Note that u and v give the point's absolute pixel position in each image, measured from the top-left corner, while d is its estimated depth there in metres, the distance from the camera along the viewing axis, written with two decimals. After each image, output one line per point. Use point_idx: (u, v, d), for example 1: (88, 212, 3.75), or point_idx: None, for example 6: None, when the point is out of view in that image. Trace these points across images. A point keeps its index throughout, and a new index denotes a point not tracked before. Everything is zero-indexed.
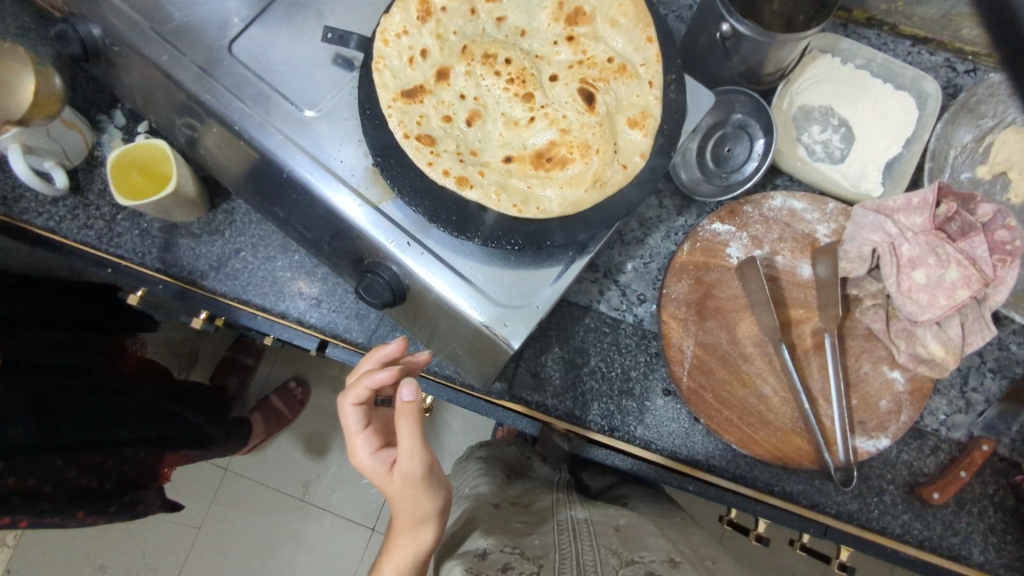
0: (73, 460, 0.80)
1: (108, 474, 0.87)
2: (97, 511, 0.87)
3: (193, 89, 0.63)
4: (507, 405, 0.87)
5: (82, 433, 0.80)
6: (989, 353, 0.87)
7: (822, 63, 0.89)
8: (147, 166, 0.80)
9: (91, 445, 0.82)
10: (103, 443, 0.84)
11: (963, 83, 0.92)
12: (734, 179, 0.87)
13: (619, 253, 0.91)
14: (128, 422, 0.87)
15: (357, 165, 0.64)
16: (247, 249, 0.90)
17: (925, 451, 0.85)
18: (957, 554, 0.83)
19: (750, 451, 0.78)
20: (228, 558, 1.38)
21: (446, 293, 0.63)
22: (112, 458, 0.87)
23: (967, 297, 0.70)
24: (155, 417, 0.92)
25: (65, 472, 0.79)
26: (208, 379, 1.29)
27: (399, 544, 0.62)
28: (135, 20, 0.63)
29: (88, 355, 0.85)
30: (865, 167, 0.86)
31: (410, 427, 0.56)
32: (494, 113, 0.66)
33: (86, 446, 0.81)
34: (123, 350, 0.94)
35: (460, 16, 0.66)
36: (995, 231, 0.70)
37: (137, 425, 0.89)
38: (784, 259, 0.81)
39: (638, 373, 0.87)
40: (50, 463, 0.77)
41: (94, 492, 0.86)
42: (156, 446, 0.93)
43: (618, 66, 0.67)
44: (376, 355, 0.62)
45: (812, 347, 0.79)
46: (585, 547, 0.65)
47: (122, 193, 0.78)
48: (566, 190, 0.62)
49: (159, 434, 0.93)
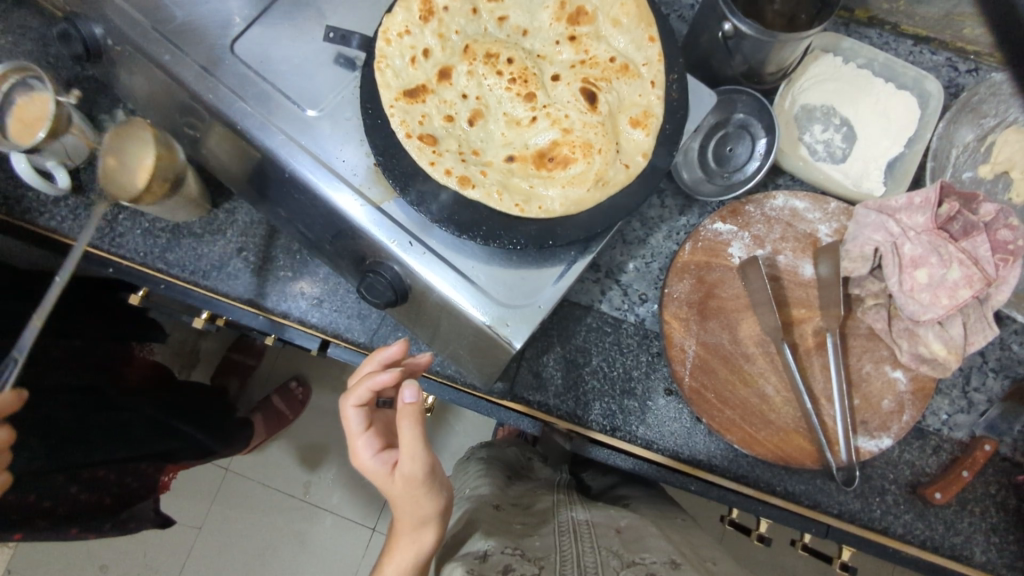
0: (75, 475, 0.81)
1: (111, 486, 0.89)
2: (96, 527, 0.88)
3: (195, 88, 0.63)
4: (508, 405, 0.87)
5: (86, 450, 0.81)
6: (991, 353, 0.87)
7: (824, 63, 0.89)
8: None
9: (91, 453, 0.82)
10: (106, 455, 0.84)
11: (965, 82, 0.92)
12: (736, 179, 0.86)
13: (620, 252, 0.91)
14: (124, 430, 0.87)
15: (359, 164, 0.64)
16: (249, 248, 0.90)
17: (927, 451, 0.85)
18: (959, 554, 0.83)
19: (752, 451, 0.78)
20: (228, 560, 1.38)
21: (448, 293, 0.62)
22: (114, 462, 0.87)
23: (969, 297, 0.70)
24: (149, 422, 0.92)
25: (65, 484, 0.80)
26: (210, 379, 1.30)
27: (401, 546, 0.62)
28: (136, 19, 0.63)
29: (101, 368, 0.85)
30: (867, 166, 0.86)
31: (412, 428, 0.56)
32: (496, 113, 0.66)
33: (85, 454, 0.81)
34: (134, 358, 0.94)
35: (462, 15, 0.66)
36: (998, 231, 0.71)
37: (134, 434, 0.89)
38: (786, 258, 0.81)
39: (640, 373, 0.87)
40: (52, 475, 0.77)
41: (93, 506, 0.86)
42: (153, 456, 0.94)
43: (620, 65, 0.67)
44: (378, 356, 0.62)
45: (813, 347, 0.79)
46: (586, 549, 0.65)
47: None
48: (568, 190, 0.62)
49: (161, 450, 0.95)
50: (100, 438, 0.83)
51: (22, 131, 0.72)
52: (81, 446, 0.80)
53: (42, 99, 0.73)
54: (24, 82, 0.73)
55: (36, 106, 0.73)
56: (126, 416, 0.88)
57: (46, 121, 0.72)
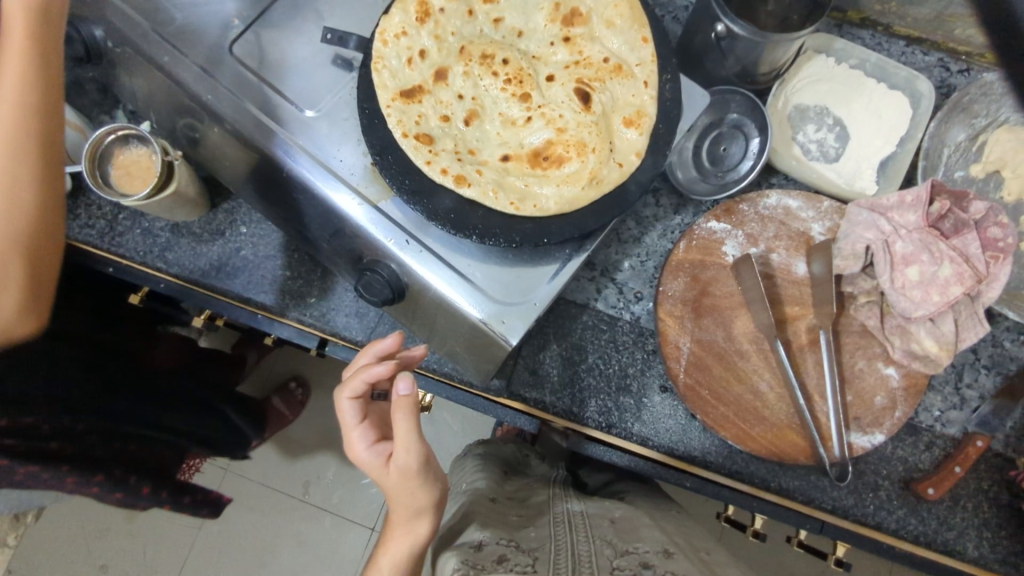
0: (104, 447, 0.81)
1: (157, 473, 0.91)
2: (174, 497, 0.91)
3: (194, 89, 0.64)
4: (505, 401, 0.88)
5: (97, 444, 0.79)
6: (983, 350, 0.88)
7: (817, 63, 0.90)
8: (130, 167, 0.77)
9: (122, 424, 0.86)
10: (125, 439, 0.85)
11: (957, 83, 0.93)
12: (730, 178, 0.87)
13: (616, 251, 0.92)
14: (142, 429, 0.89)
15: (356, 163, 0.64)
16: (247, 248, 0.91)
17: (920, 447, 0.86)
18: (953, 549, 0.83)
19: (747, 448, 0.79)
20: (227, 560, 1.39)
21: (444, 290, 0.63)
22: (148, 438, 0.90)
23: (961, 294, 0.71)
24: (165, 415, 0.95)
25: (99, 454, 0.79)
26: (231, 348, 1.33)
27: (396, 536, 0.63)
28: (137, 21, 0.64)
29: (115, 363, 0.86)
30: (860, 166, 0.87)
31: (407, 420, 0.56)
32: (492, 113, 0.67)
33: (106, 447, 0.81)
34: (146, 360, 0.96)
35: (458, 17, 0.67)
36: (988, 229, 0.72)
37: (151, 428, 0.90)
38: (780, 256, 0.82)
39: (635, 370, 0.88)
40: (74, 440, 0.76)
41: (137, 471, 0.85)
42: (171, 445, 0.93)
43: (613, 65, 0.68)
44: (374, 348, 0.63)
45: (807, 344, 0.80)
46: (580, 539, 0.66)
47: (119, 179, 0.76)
48: (563, 188, 0.63)
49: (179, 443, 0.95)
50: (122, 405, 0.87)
51: (125, 180, 0.76)
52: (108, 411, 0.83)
53: (139, 150, 0.77)
54: (123, 138, 0.77)
55: (139, 158, 0.77)
56: (143, 391, 0.92)
57: (134, 172, 0.76)
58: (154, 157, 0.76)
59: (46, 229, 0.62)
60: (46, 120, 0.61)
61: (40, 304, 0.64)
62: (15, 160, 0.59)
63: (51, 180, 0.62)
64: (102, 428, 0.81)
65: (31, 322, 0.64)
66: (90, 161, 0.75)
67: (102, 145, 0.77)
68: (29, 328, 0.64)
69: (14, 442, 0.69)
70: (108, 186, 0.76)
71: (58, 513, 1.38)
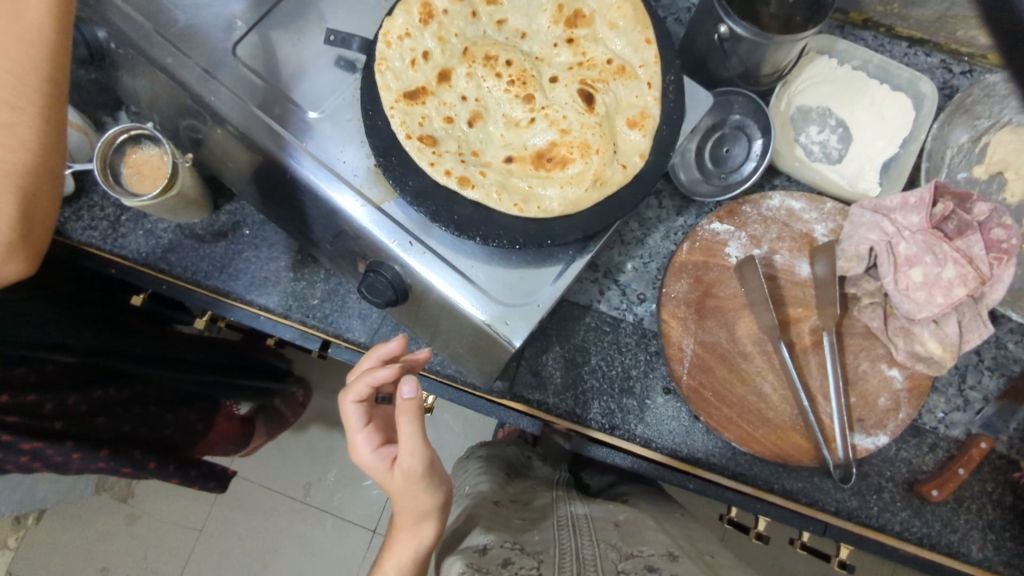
0: (106, 435, 0.80)
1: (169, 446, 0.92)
2: (182, 471, 0.91)
3: (196, 90, 0.64)
4: (508, 403, 0.87)
5: (104, 426, 0.80)
6: (987, 351, 0.87)
7: (819, 64, 0.90)
8: (143, 167, 0.76)
9: (136, 405, 0.86)
10: (133, 420, 0.85)
11: (960, 84, 0.93)
12: (733, 179, 0.87)
13: (619, 252, 0.92)
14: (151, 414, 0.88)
15: (360, 165, 0.64)
16: (250, 249, 0.91)
17: (924, 449, 0.86)
18: (956, 551, 0.83)
19: (750, 449, 0.79)
20: (227, 561, 1.39)
21: (447, 292, 0.63)
22: (159, 421, 0.90)
23: (965, 295, 0.71)
24: (174, 397, 0.95)
25: (105, 437, 0.80)
26: None
27: (401, 540, 0.63)
28: (140, 23, 0.64)
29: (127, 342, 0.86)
30: (863, 167, 0.86)
31: (411, 424, 0.56)
32: (495, 115, 0.67)
33: (113, 428, 0.81)
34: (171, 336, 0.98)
35: (462, 18, 0.67)
36: (992, 230, 0.72)
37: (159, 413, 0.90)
38: (783, 257, 0.82)
39: (638, 371, 0.88)
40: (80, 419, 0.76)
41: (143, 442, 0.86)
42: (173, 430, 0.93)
43: (617, 67, 0.68)
44: (377, 351, 0.63)
45: (810, 345, 0.80)
46: (585, 542, 0.66)
47: (131, 179, 0.76)
48: (567, 189, 0.63)
49: (183, 430, 0.95)
50: (136, 388, 0.87)
51: (135, 180, 0.76)
52: (119, 390, 0.83)
53: (151, 151, 0.77)
54: (134, 138, 0.77)
55: (150, 159, 0.77)
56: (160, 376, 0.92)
57: (146, 173, 0.76)
58: (165, 158, 0.76)
59: (46, 167, 0.55)
60: (54, 47, 0.53)
61: (33, 246, 0.57)
62: (17, 96, 0.52)
63: (55, 115, 0.55)
64: (110, 410, 0.81)
65: (20, 263, 0.57)
66: (101, 159, 0.75)
67: (113, 145, 0.76)
68: (22, 268, 0.57)
69: (15, 420, 0.69)
70: (118, 185, 0.76)
71: (58, 515, 1.38)
